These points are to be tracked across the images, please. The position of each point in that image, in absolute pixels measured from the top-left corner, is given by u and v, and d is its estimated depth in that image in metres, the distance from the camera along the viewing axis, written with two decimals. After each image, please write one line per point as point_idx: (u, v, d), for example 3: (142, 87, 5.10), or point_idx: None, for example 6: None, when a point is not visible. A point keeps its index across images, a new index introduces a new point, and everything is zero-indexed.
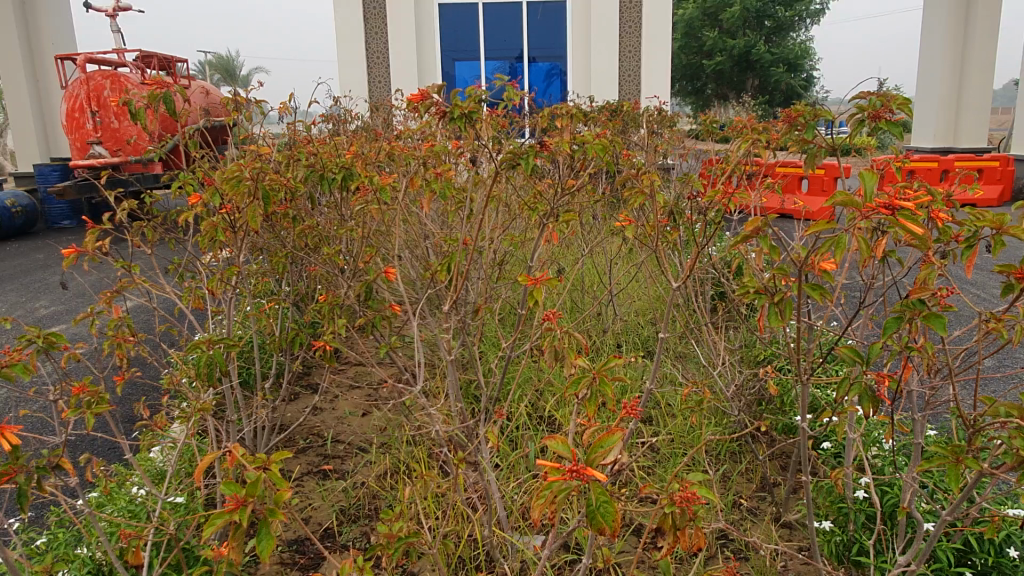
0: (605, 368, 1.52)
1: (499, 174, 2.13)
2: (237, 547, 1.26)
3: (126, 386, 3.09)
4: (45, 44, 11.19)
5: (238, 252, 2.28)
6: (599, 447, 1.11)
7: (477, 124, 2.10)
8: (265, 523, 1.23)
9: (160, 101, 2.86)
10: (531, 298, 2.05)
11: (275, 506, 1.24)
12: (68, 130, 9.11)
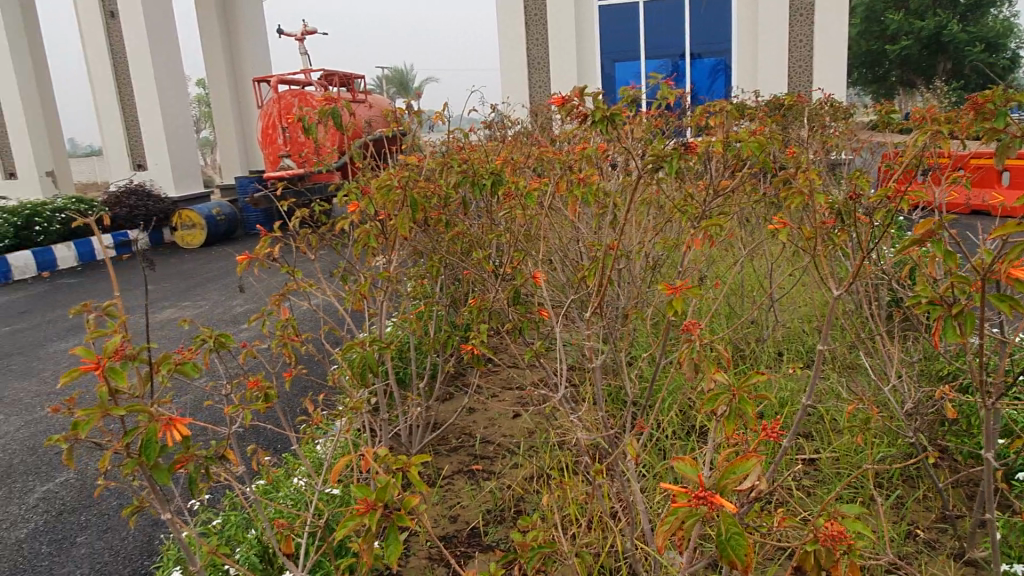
0: (745, 385, 1.47)
1: (639, 180, 2.01)
2: (370, 548, 1.39)
3: (297, 381, 3.35)
4: (247, 70, 13.60)
5: (390, 259, 2.44)
6: (731, 473, 1.18)
7: (620, 125, 2.02)
8: (393, 527, 1.34)
9: (329, 116, 3.06)
10: (672, 306, 1.89)
11: (404, 511, 1.35)
12: (263, 145, 10.20)
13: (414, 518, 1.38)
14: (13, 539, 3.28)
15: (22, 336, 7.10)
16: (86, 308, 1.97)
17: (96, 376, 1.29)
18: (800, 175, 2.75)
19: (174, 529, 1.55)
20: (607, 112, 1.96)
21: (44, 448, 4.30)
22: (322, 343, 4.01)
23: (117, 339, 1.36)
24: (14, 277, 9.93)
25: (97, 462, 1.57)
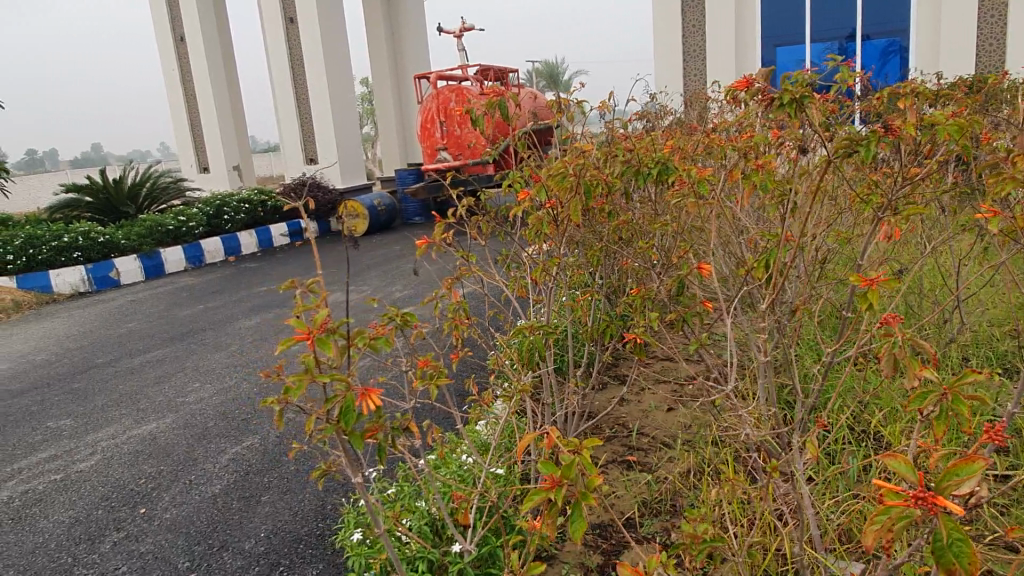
0: (960, 384, 1.35)
1: (827, 167, 1.90)
2: (550, 523, 1.42)
3: (459, 363, 3.51)
4: (408, 66, 14.32)
5: (559, 244, 2.48)
6: (953, 475, 1.11)
7: (810, 109, 1.91)
8: (577, 506, 1.35)
9: (496, 108, 3.13)
10: (864, 301, 1.83)
11: (587, 491, 1.35)
12: (421, 139, 10.62)
13: (598, 497, 1.38)
14: (209, 493, 3.68)
15: (213, 313, 7.90)
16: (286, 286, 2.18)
17: (306, 345, 1.41)
18: (1000, 162, 2.51)
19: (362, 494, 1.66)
20: (796, 96, 1.88)
21: (234, 414, 4.76)
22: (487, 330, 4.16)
23: (328, 312, 1.48)
24: (205, 260, 11.05)
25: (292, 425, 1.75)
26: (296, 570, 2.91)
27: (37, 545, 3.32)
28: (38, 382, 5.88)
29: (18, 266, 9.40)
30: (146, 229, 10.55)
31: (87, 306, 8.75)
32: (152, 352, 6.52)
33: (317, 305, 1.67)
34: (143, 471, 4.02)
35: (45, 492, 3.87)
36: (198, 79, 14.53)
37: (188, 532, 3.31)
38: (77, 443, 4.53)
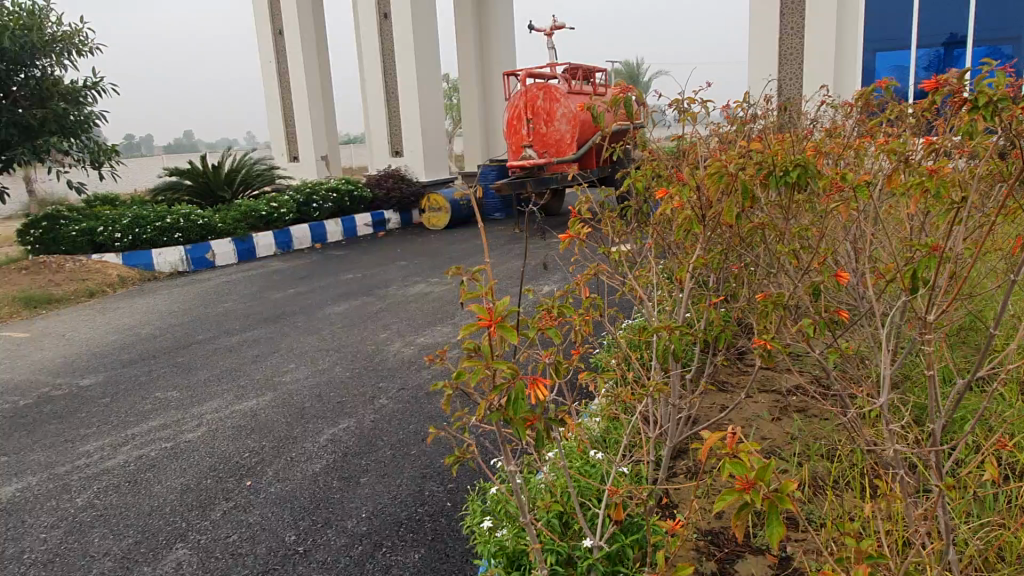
0: None
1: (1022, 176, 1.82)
2: (741, 526, 1.45)
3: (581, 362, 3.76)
4: (495, 62, 14.40)
5: (698, 247, 2.38)
6: None
7: (1005, 111, 2.07)
8: (774, 508, 1.41)
9: (621, 104, 3.07)
10: None
11: (783, 495, 1.40)
12: (507, 135, 10.62)
13: (793, 502, 1.42)
14: (310, 471, 3.79)
15: (304, 297, 8.17)
16: (452, 272, 2.32)
17: (491, 331, 1.47)
18: None
19: (511, 475, 1.78)
20: (993, 97, 2.08)
21: (330, 395, 4.91)
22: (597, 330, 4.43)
23: (509, 300, 1.54)
24: (294, 246, 11.42)
25: (443, 404, 1.85)
26: (399, 551, 2.97)
27: (154, 508, 3.49)
28: (145, 354, 6.19)
29: (125, 243, 9.91)
30: (240, 213, 10.99)
31: (186, 284, 9.17)
32: (248, 332, 6.79)
33: (490, 294, 1.76)
34: (246, 445, 4.18)
35: (157, 458, 4.07)
36: (293, 71, 15.04)
37: (293, 507, 3.42)
38: (183, 414, 4.75)
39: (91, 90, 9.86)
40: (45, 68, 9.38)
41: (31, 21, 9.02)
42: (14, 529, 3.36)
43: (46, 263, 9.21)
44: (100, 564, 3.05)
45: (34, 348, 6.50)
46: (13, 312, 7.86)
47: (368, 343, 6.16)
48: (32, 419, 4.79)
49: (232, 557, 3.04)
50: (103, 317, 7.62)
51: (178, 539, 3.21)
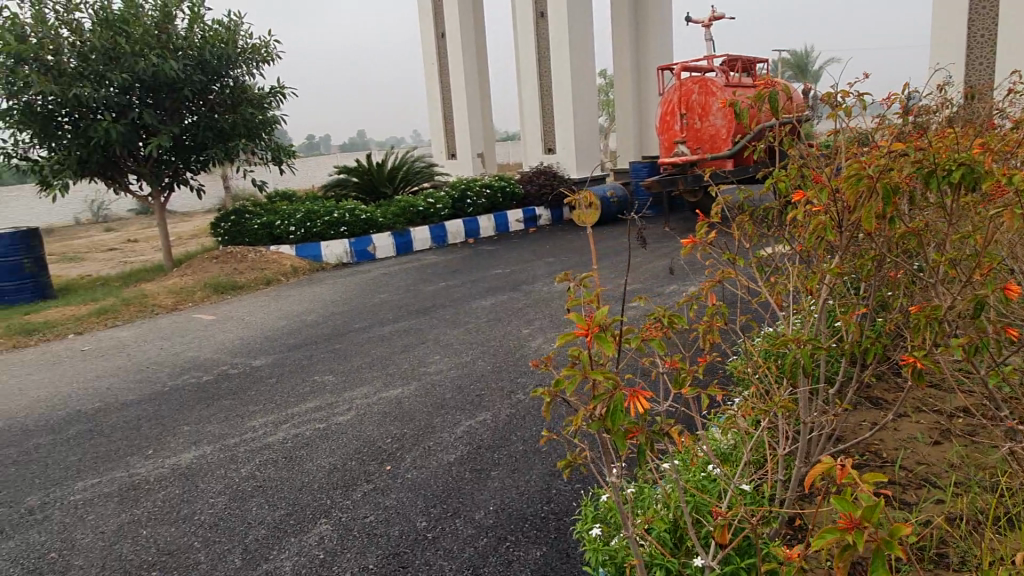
0: None
1: None
2: (842, 568, 1.40)
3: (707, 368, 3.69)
4: (651, 56, 14.13)
5: (839, 253, 2.19)
6: None
7: None
8: (878, 552, 1.34)
9: (765, 100, 2.92)
10: None
11: (891, 538, 1.33)
12: (659, 131, 10.37)
13: (905, 547, 1.34)
14: (445, 461, 3.93)
15: (454, 291, 8.47)
16: (565, 277, 2.33)
17: (586, 341, 1.48)
18: None
19: (613, 486, 1.76)
20: None
21: (469, 388, 5.06)
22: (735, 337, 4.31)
23: (610, 309, 1.56)
24: (448, 240, 11.87)
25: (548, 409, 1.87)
26: (521, 547, 3.01)
27: (305, 483, 3.78)
28: (309, 339, 6.70)
29: (298, 236, 10.75)
30: (400, 209, 11.59)
31: (349, 275, 9.80)
32: (400, 322, 7.15)
33: (597, 302, 1.77)
34: (389, 431, 4.41)
35: (311, 437, 4.39)
36: (453, 72, 15.61)
37: (427, 494, 3.57)
38: (337, 397, 5.09)
39: (274, 95, 10.78)
40: (237, 77, 10.37)
41: (228, 36, 10.03)
42: (189, 492, 3.76)
43: (232, 253, 10.18)
44: (256, 531, 3.34)
45: (217, 330, 7.23)
46: (203, 296, 8.78)
47: (510, 338, 6.28)
48: (211, 394, 5.33)
49: (369, 536, 3.22)
50: (276, 303, 8.33)
51: (322, 515, 3.44)
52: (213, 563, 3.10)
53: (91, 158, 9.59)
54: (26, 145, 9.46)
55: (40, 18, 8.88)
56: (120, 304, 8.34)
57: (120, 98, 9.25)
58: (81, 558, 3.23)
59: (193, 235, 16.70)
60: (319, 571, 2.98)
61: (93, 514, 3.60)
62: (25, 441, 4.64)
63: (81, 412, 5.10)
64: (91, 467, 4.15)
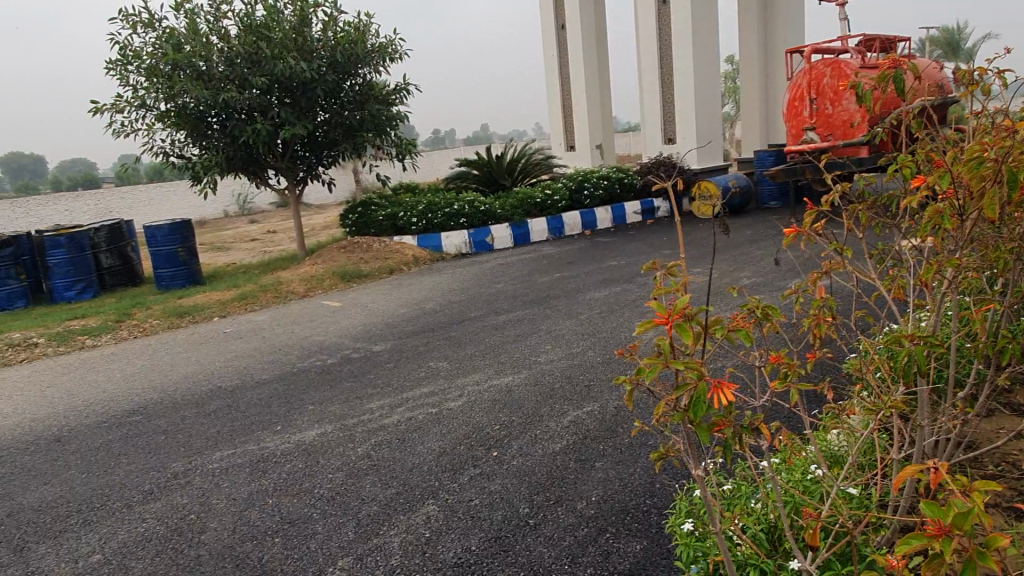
0: None
1: None
2: None
3: (816, 366, 3.60)
4: (779, 39, 13.49)
5: (961, 244, 2.06)
6: None
7: None
8: (970, 562, 1.29)
9: (889, 81, 2.74)
10: None
11: (986, 551, 1.28)
12: (787, 117, 9.92)
13: (1002, 558, 1.29)
14: (550, 450, 3.97)
15: (568, 282, 8.49)
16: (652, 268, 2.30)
17: (667, 331, 1.52)
18: None
19: (697, 481, 1.74)
20: None
21: (578, 378, 5.08)
22: (854, 332, 4.12)
23: (690, 300, 1.57)
24: (565, 232, 11.90)
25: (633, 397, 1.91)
26: (621, 539, 3.00)
27: (416, 464, 3.93)
28: (426, 327, 6.93)
29: (420, 227, 11.13)
30: (518, 201, 11.73)
31: (467, 265, 10.05)
32: (514, 312, 7.26)
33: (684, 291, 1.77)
34: (498, 418, 4.50)
35: (424, 421, 4.56)
36: (573, 63, 15.57)
37: (531, 481, 3.62)
38: (450, 383, 5.25)
39: (400, 91, 11.19)
40: (366, 75, 10.82)
41: (357, 36, 10.42)
42: (311, 467, 4.01)
43: (359, 243, 10.69)
44: (369, 507, 3.52)
45: (342, 316, 7.62)
46: (332, 284, 9.28)
47: (622, 330, 6.23)
48: (335, 376, 5.64)
49: (473, 519, 3.31)
50: (398, 292, 8.67)
51: (430, 496, 3.57)
52: (329, 534, 3.30)
53: (235, 155, 10.35)
54: (180, 144, 10.34)
55: (193, 27, 9.64)
56: (258, 291, 8.97)
57: (261, 99, 9.92)
58: (216, 521, 3.52)
59: (326, 226, 17.64)
60: (424, 549, 3.10)
61: (228, 482, 3.91)
62: (173, 413, 5.10)
63: (221, 389, 5.54)
64: (228, 440, 4.51)
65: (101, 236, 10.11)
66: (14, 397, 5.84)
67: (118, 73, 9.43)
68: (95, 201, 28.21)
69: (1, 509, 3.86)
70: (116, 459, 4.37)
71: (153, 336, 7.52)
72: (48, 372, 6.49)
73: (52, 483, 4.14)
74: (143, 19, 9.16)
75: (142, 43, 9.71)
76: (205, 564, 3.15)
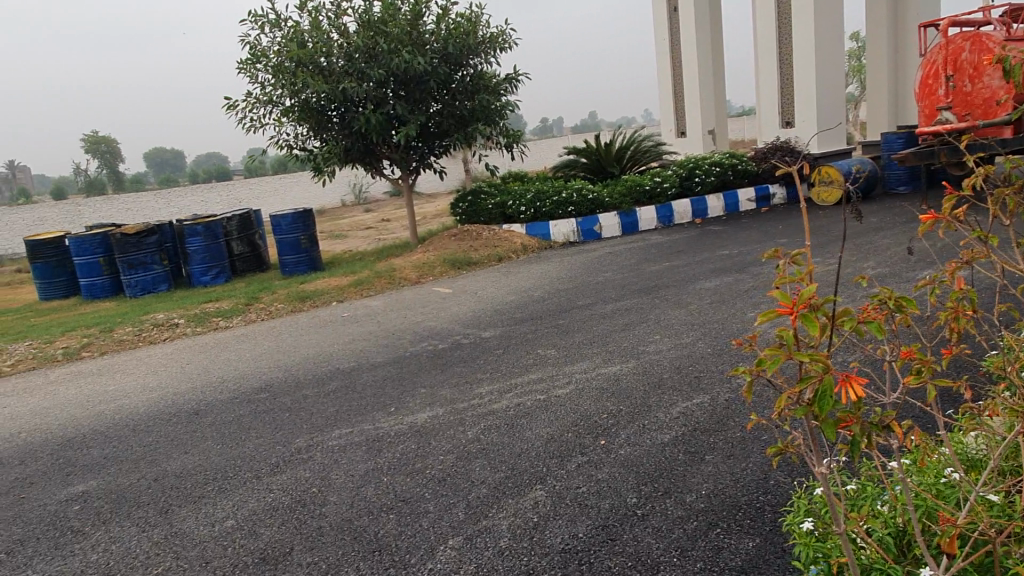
0: None
1: None
2: None
3: (952, 361, 3.42)
4: (911, 14, 12.58)
5: None
6: None
7: None
8: None
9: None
10: None
11: None
12: (920, 97, 9.28)
13: None
14: (659, 440, 3.92)
15: (677, 272, 8.31)
16: (773, 254, 2.21)
17: (789, 321, 1.47)
18: None
19: (824, 480, 1.68)
20: None
21: (688, 369, 4.98)
22: (996, 328, 3.85)
23: (817, 290, 1.51)
24: (675, 220, 11.65)
25: (751, 390, 1.86)
26: (732, 535, 2.93)
27: (524, 450, 3.99)
28: (534, 314, 6.99)
29: (529, 215, 11.23)
30: (626, 188, 11.58)
31: (575, 254, 10.04)
32: (622, 301, 7.19)
33: (807, 279, 1.70)
34: (606, 407, 4.48)
35: (532, 407, 4.61)
36: (685, 47, 15.16)
37: (639, 471, 3.59)
38: (558, 371, 5.29)
39: (509, 81, 11.28)
40: (477, 66, 10.97)
41: (469, 27, 10.60)
42: (423, 448, 4.15)
43: (469, 231, 10.91)
44: (478, 489, 3.60)
45: (452, 302, 7.81)
46: (442, 271, 9.52)
47: (734, 321, 6.05)
48: (446, 360, 5.79)
49: (580, 507, 3.32)
50: (506, 279, 8.78)
51: (538, 481, 3.62)
52: (441, 513, 3.41)
53: (353, 147, 10.78)
54: (303, 137, 10.87)
55: (316, 24, 10.11)
56: (373, 277, 9.33)
57: (377, 92, 10.28)
58: (336, 495, 3.71)
59: (437, 214, 18.08)
60: (532, 534, 3.15)
61: (346, 459, 4.11)
62: (296, 392, 5.40)
63: (340, 370, 5.82)
64: (346, 419, 4.73)
65: (232, 225, 10.81)
66: (158, 372, 6.36)
67: (249, 72, 10.02)
68: (226, 191, 30.16)
69: (148, 474, 4.23)
70: (247, 433, 4.69)
71: (278, 319, 7.98)
72: (187, 350, 7.03)
73: (192, 452, 4.49)
74: (270, 19, 9.68)
75: (269, 42, 10.27)
76: (326, 535, 3.33)
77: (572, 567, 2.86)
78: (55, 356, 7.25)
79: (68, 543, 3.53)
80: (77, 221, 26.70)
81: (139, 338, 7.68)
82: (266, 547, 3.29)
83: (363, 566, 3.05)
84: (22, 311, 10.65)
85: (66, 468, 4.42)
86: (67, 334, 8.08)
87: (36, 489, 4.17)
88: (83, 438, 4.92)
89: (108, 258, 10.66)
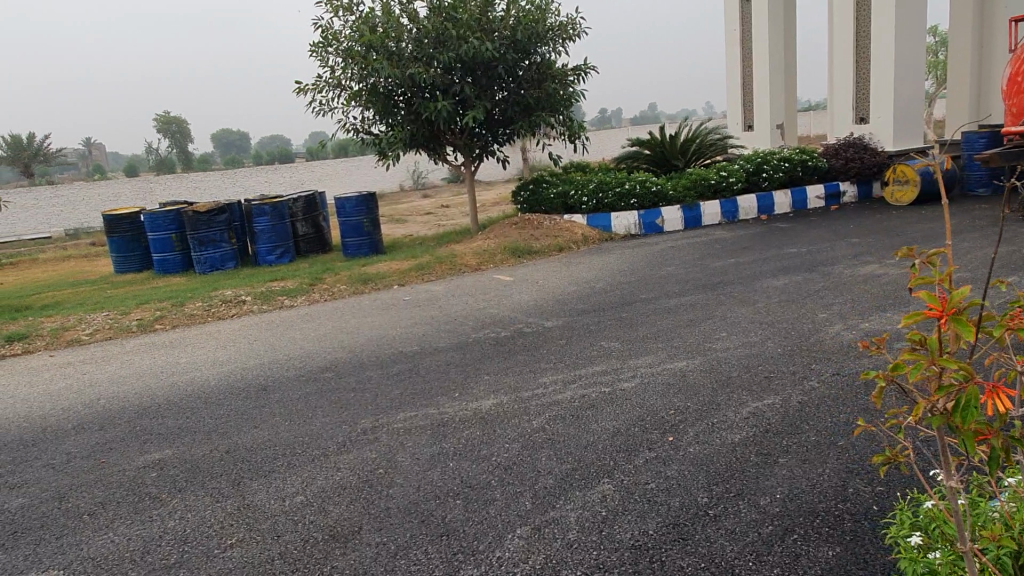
0: None
1: None
2: None
3: None
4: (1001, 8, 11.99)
5: None
6: None
7: None
8: None
9: None
10: None
11: None
12: (1008, 96, 8.78)
13: None
14: (729, 440, 3.83)
15: (743, 268, 8.13)
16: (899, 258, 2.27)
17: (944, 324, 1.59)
18: None
19: (950, 492, 1.76)
20: None
21: (758, 368, 4.85)
22: None
23: (967, 293, 1.62)
24: (740, 216, 11.39)
25: (880, 396, 1.97)
26: (811, 542, 2.84)
27: (590, 442, 3.95)
28: (596, 306, 6.93)
29: (590, 206, 11.13)
30: (691, 182, 11.35)
31: (636, 247, 9.92)
32: (686, 296, 7.07)
33: (949, 283, 1.74)
34: (673, 403, 4.41)
35: (597, 400, 4.57)
36: (757, 38, 14.76)
37: (709, 470, 3.52)
38: (622, 364, 5.22)
39: (576, 71, 11.19)
40: (544, 54, 10.89)
41: (538, 15, 10.54)
42: (488, 435, 4.14)
43: (530, 220, 10.89)
44: (545, 479, 3.59)
45: (513, 291, 7.80)
46: (503, 259, 9.51)
47: (804, 321, 5.87)
48: (508, 348, 5.78)
49: (649, 503, 3.27)
50: (567, 270, 8.73)
51: (605, 475, 3.58)
52: (508, 501, 3.40)
53: (419, 132, 10.85)
54: (370, 121, 10.99)
55: (387, 9, 10.19)
56: (434, 262, 9.38)
57: (445, 78, 10.32)
58: (402, 477, 3.73)
59: (496, 202, 18.12)
60: (601, 527, 3.11)
61: (411, 443, 4.13)
62: (362, 372, 5.47)
63: (403, 353, 5.86)
64: (411, 401, 4.77)
65: (298, 206, 11.02)
66: (227, 347, 6.53)
67: (320, 55, 10.17)
68: (290, 173, 30.79)
69: (220, 445, 4.34)
70: (314, 411, 4.76)
71: (342, 300, 8.10)
72: (255, 327, 7.20)
73: (261, 427, 4.58)
74: (344, 3, 9.79)
75: (341, 26, 10.40)
76: (395, 516, 3.36)
77: (644, 564, 2.82)
78: (130, 327, 7.52)
79: (147, 508, 3.65)
80: (148, 197, 27.67)
81: (208, 313, 7.90)
82: (335, 525, 3.34)
83: (432, 550, 3.06)
84: (98, 283, 11.08)
85: (143, 436, 4.57)
86: (141, 307, 8.37)
87: (115, 455, 4.33)
88: (159, 407, 5.08)
89: (179, 235, 11.00)
